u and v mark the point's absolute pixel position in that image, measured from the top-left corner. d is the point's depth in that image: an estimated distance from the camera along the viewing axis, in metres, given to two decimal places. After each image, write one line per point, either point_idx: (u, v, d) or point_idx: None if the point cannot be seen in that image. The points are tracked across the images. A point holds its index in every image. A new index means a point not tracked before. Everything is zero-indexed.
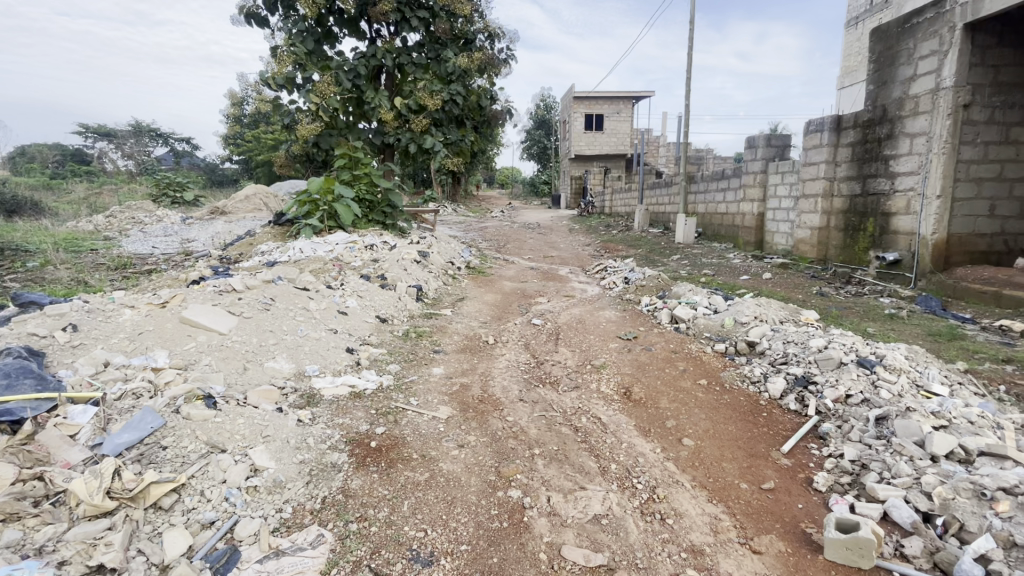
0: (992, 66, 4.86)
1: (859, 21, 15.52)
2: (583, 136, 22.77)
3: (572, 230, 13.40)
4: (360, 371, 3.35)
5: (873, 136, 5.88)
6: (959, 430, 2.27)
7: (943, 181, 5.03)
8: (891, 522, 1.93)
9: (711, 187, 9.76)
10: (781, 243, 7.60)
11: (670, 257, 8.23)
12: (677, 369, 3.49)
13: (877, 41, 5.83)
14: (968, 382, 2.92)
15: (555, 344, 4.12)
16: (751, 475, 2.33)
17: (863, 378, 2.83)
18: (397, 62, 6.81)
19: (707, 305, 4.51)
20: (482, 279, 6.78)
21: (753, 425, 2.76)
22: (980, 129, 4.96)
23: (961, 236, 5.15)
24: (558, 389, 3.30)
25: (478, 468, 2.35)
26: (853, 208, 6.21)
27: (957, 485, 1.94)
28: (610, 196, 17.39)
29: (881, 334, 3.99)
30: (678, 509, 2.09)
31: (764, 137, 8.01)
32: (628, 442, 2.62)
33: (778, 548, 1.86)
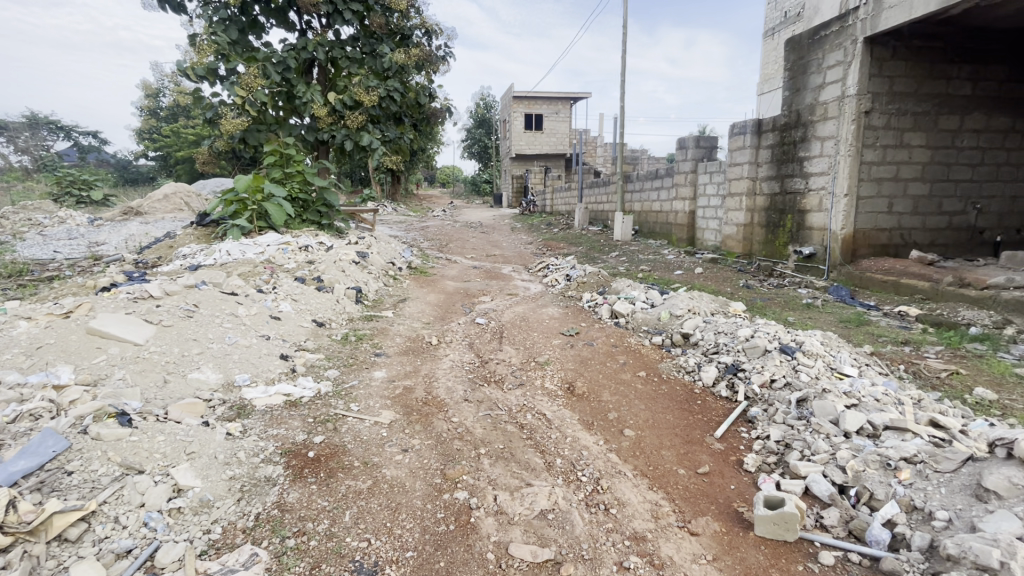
0: (889, 76, 5.37)
1: (775, 33, 16.68)
2: (523, 135, 22.97)
3: (514, 229, 13.48)
4: (296, 379, 3.19)
5: (789, 139, 6.33)
6: (867, 407, 2.49)
7: (849, 181, 5.52)
8: (812, 496, 2.08)
9: (645, 187, 10.15)
10: (711, 240, 8.03)
11: (609, 254, 8.46)
12: (617, 362, 3.60)
13: (790, 51, 6.28)
14: (874, 363, 3.22)
15: (499, 343, 4.12)
16: (687, 461, 2.44)
17: (785, 363, 3.04)
18: (330, 55, 6.55)
19: (644, 299, 4.69)
20: (424, 279, 6.67)
21: (689, 413, 2.89)
22: (879, 133, 5.46)
23: (866, 230, 5.65)
24: (503, 387, 3.30)
25: (423, 472, 2.30)
26: (774, 206, 6.67)
27: (866, 458, 2.12)
28: (551, 196, 17.66)
29: (800, 322, 4.32)
30: (621, 498, 2.15)
31: (693, 139, 8.42)
32: (573, 437, 2.66)
33: (713, 528, 1.96)
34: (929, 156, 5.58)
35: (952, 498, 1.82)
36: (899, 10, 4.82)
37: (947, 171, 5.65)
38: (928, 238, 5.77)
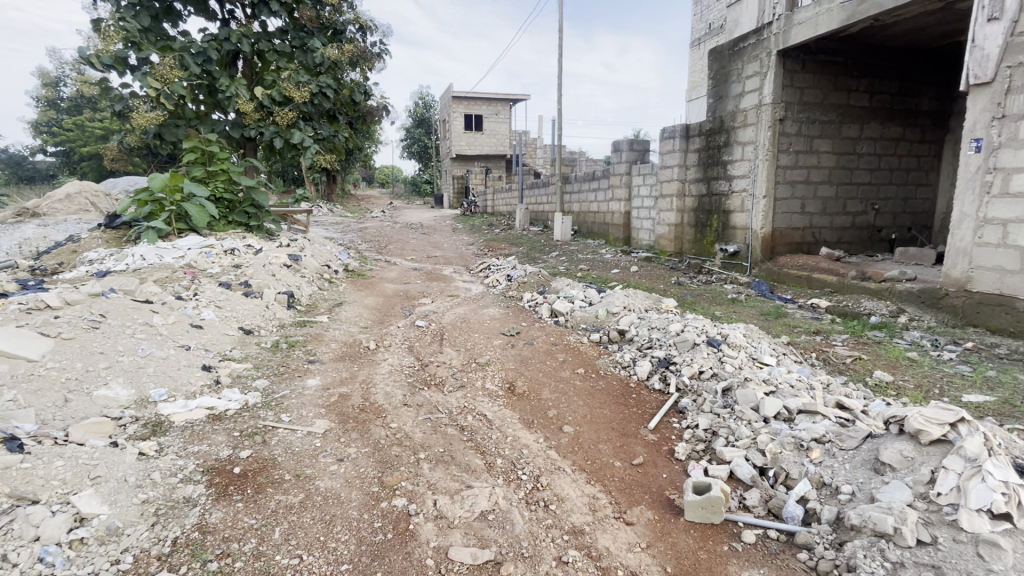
0: (800, 87, 5.81)
1: (701, 43, 17.56)
2: (463, 136, 22.86)
3: (456, 230, 13.38)
4: (221, 391, 2.99)
5: (714, 144, 6.71)
6: (784, 393, 2.68)
7: (766, 184, 5.93)
8: (736, 479, 2.21)
9: (583, 188, 10.40)
10: (645, 239, 8.36)
11: (549, 255, 8.60)
12: (556, 361, 3.66)
13: (713, 60, 6.66)
14: (790, 352, 3.48)
15: (440, 345, 4.07)
16: (623, 453, 2.52)
17: (712, 355, 3.21)
18: (256, 48, 6.20)
19: (582, 298, 4.80)
20: (362, 282, 6.48)
21: (625, 406, 2.99)
22: (792, 140, 5.90)
23: (782, 230, 6.10)
24: (443, 389, 3.27)
25: (359, 481, 2.22)
26: (701, 206, 7.05)
27: (783, 440, 2.27)
28: (492, 197, 17.69)
29: (725, 316, 4.59)
30: (560, 494, 2.19)
31: (627, 142, 8.73)
32: (513, 436, 2.68)
33: (647, 517, 2.04)
34: (835, 161, 6.10)
35: (855, 473, 2.00)
36: (807, 26, 5.31)
37: (849, 175, 6.20)
38: (835, 236, 6.31)
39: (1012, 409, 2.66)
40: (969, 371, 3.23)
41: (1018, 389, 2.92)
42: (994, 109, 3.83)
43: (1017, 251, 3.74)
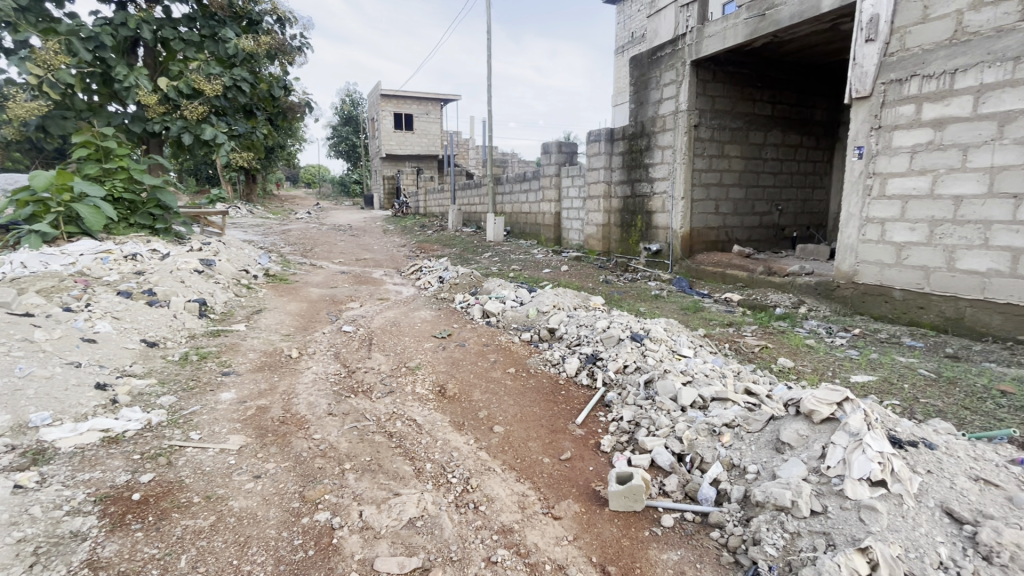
0: (712, 95, 6.21)
1: (625, 51, 18.29)
2: (393, 135, 22.34)
3: (387, 231, 13.06)
4: (119, 411, 2.72)
5: (636, 147, 7.02)
6: (699, 382, 2.85)
7: (684, 186, 6.29)
8: (656, 467, 2.32)
9: (515, 188, 10.51)
10: (575, 239, 8.60)
11: (482, 255, 8.60)
12: (488, 361, 3.67)
13: (634, 68, 6.97)
14: (705, 344, 3.72)
15: (368, 351, 3.94)
16: (552, 449, 2.57)
17: (635, 349, 3.36)
18: (159, 35, 5.70)
19: (513, 298, 4.85)
20: (285, 287, 6.15)
21: (555, 403, 3.06)
22: (706, 145, 6.29)
23: (700, 229, 6.50)
24: (371, 396, 3.17)
25: (278, 498, 2.11)
26: (626, 207, 7.35)
27: (698, 426, 2.42)
28: (424, 197, 17.46)
29: (649, 312, 4.83)
30: (489, 495, 2.20)
31: (556, 144, 8.92)
32: (443, 439, 2.65)
33: (574, 510, 2.10)
34: (743, 165, 6.59)
35: (760, 453, 2.16)
36: (716, 39, 5.70)
37: (756, 178, 6.73)
38: (746, 235, 6.82)
39: (890, 386, 3.01)
40: (856, 355, 3.61)
41: (895, 369, 3.30)
42: (872, 120, 4.30)
43: (893, 247, 4.23)
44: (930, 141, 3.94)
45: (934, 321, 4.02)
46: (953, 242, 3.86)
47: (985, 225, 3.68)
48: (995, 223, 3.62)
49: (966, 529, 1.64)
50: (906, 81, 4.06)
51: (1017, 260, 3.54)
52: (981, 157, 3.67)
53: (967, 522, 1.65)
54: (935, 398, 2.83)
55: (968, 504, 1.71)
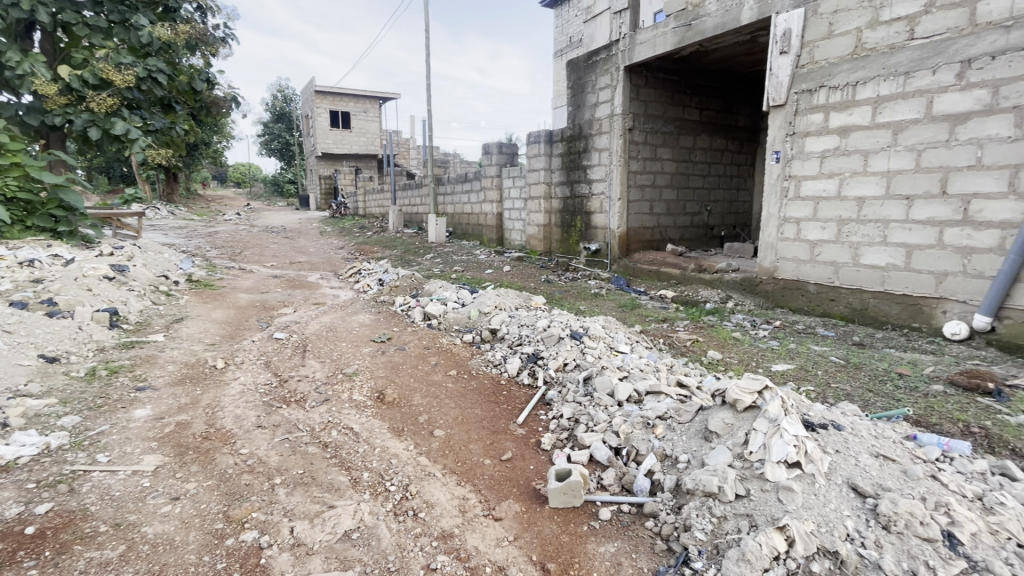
0: (645, 100, 6.45)
1: (563, 54, 18.63)
2: (329, 133, 21.56)
3: (323, 233, 12.58)
4: (10, 436, 2.43)
5: (575, 149, 7.16)
6: (635, 376, 2.95)
7: (620, 187, 6.50)
8: (595, 462, 2.38)
9: (456, 189, 10.45)
10: (517, 239, 8.67)
11: (423, 257, 8.48)
12: (429, 364, 3.61)
13: (570, 71, 7.12)
14: (641, 340, 3.86)
15: (302, 358, 3.77)
16: (493, 449, 2.57)
17: (575, 347, 3.43)
18: (59, 19, 5.20)
19: (455, 300, 4.81)
20: (210, 293, 5.77)
21: (496, 404, 3.06)
22: (640, 147, 6.52)
23: (636, 229, 6.73)
24: (304, 406, 3.03)
25: (198, 520, 1.96)
26: (566, 208, 7.49)
27: (634, 420, 2.50)
28: (364, 198, 17.00)
29: (588, 310, 4.95)
30: (429, 500, 2.15)
31: (496, 145, 8.93)
32: (382, 446, 2.58)
33: (514, 510, 2.10)
34: (675, 168, 6.89)
35: (690, 442, 2.26)
36: (647, 46, 5.93)
37: (687, 180, 7.06)
38: (678, 234, 7.14)
39: (805, 373, 3.26)
40: (776, 345, 3.87)
41: (810, 357, 3.57)
42: (787, 127, 4.63)
43: (808, 245, 4.58)
44: (837, 146, 4.29)
45: (844, 312, 4.38)
46: (858, 240, 4.23)
47: (884, 224, 4.05)
48: (892, 222, 3.99)
49: (868, 502, 1.79)
50: (816, 92, 4.40)
51: (910, 256, 3.92)
52: (879, 162, 4.03)
53: (869, 495, 1.81)
54: (844, 382, 3.09)
55: (870, 478, 1.88)
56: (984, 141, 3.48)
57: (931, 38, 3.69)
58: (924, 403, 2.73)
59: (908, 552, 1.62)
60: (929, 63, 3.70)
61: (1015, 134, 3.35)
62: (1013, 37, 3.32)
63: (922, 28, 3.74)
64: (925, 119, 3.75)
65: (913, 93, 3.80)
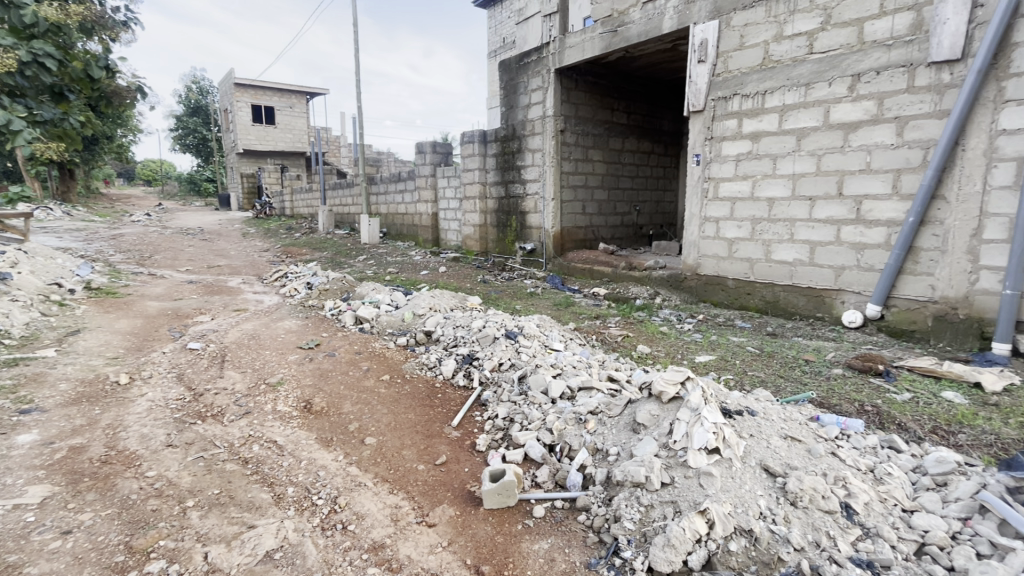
0: (575, 103, 6.60)
1: (497, 55, 18.70)
2: (252, 129, 20.33)
3: (246, 235, 11.84)
4: None
5: (509, 149, 7.20)
6: (567, 373, 3.00)
7: (553, 187, 6.61)
8: (529, 461, 2.40)
9: (389, 189, 10.20)
10: (453, 240, 8.59)
11: (355, 258, 8.20)
12: (360, 370, 3.48)
13: (503, 72, 7.14)
14: (575, 337, 3.94)
15: (220, 369, 3.51)
16: (427, 454, 2.51)
17: (509, 347, 3.44)
18: None
19: (388, 302, 4.68)
20: (113, 302, 5.24)
21: (430, 408, 3.00)
22: (571, 149, 6.67)
23: (570, 229, 6.87)
24: (222, 420, 2.82)
25: (93, 555, 1.77)
26: (501, 208, 7.51)
27: (566, 417, 2.54)
28: (291, 198, 16.17)
29: (523, 309, 4.99)
30: (359, 512, 2.07)
31: (430, 144, 8.78)
32: (308, 459, 2.45)
33: (448, 515, 2.07)
34: (605, 169, 7.11)
35: (619, 435, 2.33)
36: (576, 50, 6.07)
37: (617, 182, 7.31)
38: (610, 233, 7.37)
39: (725, 363, 3.47)
40: (699, 338, 4.09)
41: (729, 348, 3.81)
42: (706, 131, 4.90)
43: (726, 243, 4.88)
44: (749, 150, 4.60)
45: (758, 304, 4.71)
46: (769, 237, 4.55)
47: (791, 223, 4.39)
48: (798, 221, 4.34)
49: (778, 481, 1.93)
50: (730, 99, 4.70)
51: (814, 252, 4.27)
52: (786, 166, 4.36)
53: (779, 474, 1.95)
54: (758, 370, 3.33)
55: (780, 459, 2.02)
56: (873, 147, 3.86)
57: (828, 53, 4.04)
58: (827, 386, 2.99)
59: (813, 525, 1.76)
60: (826, 75, 4.05)
61: (897, 142, 3.74)
62: (894, 54, 3.70)
63: (819, 44, 4.10)
64: (824, 127, 4.11)
65: (813, 102, 4.14)
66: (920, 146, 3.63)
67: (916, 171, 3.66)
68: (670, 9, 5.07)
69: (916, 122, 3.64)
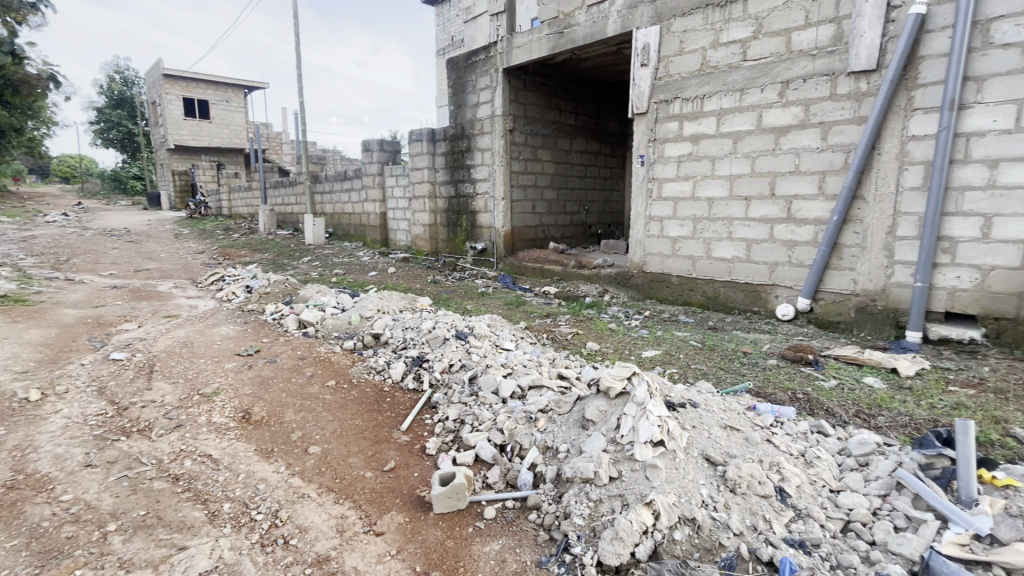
0: (523, 103, 6.63)
1: (445, 53, 18.57)
2: (184, 124, 19.13)
3: (178, 236, 11.12)
4: None
5: (458, 148, 7.14)
6: (518, 373, 3.00)
7: (503, 187, 6.62)
8: (480, 462, 2.38)
9: (335, 188, 9.88)
10: (402, 240, 8.43)
11: (299, 260, 7.88)
12: (304, 376, 3.34)
13: (451, 69, 7.07)
14: (526, 336, 3.96)
15: (148, 381, 3.27)
16: (374, 461, 2.44)
17: (460, 347, 3.40)
18: None
19: (334, 305, 4.53)
20: (23, 310, 4.77)
21: (378, 412, 2.92)
22: (521, 148, 6.70)
23: (521, 228, 6.90)
24: (150, 436, 2.62)
25: None
26: (451, 207, 7.44)
27: (517, 416, 2.55)
28: (229, 197, 15.35)
29: (475, 309, 4.96)
30: (303, 525, 1.98)
31: (377, 142, 8.56)
32: (246, 472, 2.32)
33: (397, 522, 2.02)
34: (554, 169, 7.20)
35: (569, 432, 2.35)
36: (524, 50, 6.10)
37: (565, 182, 7.41)
38: (560, 232, 7.47)
39: (670, 357, 3.59)
40: (646, 333, 4.22)
41: (674, 342, 3.94)
42: (649, 133, 5.05)
43: (669, 241, 5.05)
44: (690, 152, 4.78)
45: (701, 300, 4.91)
46: (709, 236, 4.75)
47: (729, 222, 4.60)
48: (735, 220, 4.55)
49: (718, 469, 2.01)
50: (671, 102, 4.86)
51: (750, 249, 4.50)
52: (724, 167, 4.57)
53: (719, 463, 2.03)
54: (700, 363, 3.46)
55: (720, 448, 2.11)
56: (801, 150, 4.10)
57: (760, 60, 4.26)
58: (762, 376, 3.16)
59: (750, 509, 1.84)
60: (759, 81, 4.27)
61: (822, 145, 4.00)
62: (818, 63, 3.95)
63: (753, 51, 4.31)
64: (757, 130, 4.33)
65: (747, 107, 4.36)
66: (842, 149, 3.90)
67: (838, 173, 3.93)
68: (614, 13, 5.19)
69: (839, 128, 3.90)
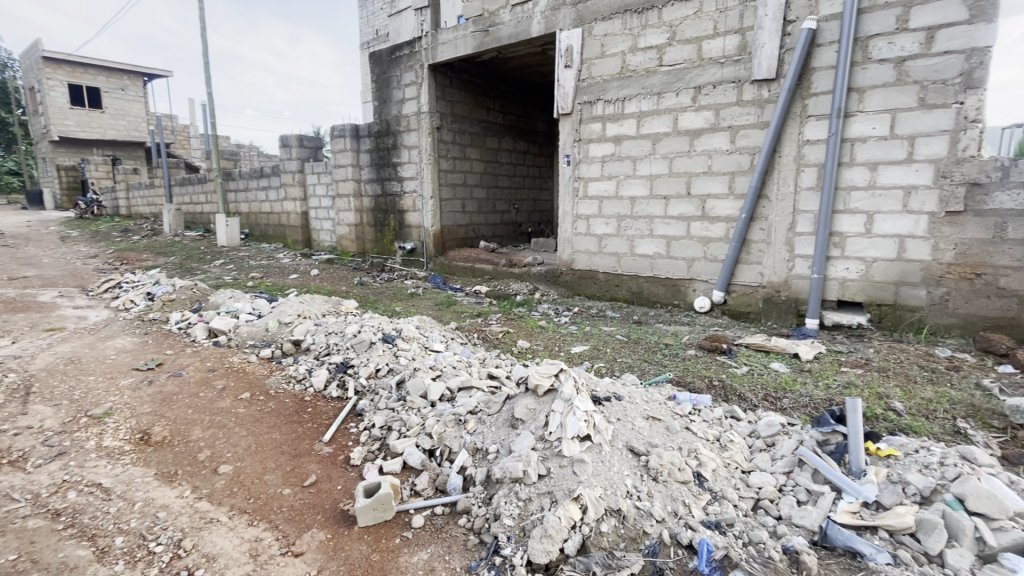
0: (450, 100, 6.55)
1: (368, 46, 18.02)
2: (70, 114, 17.12)
3: (65, 239, 9.93)
4: None
5: (383, 146, 6.92)
6: (447, 375, 2.95)
7: (431, 185, 6.50)
8: (408, 469, 2.30)
9: (250, 185, 9.25)
10: (326, 240, 8.05)
11: (210, 263, 7.30)
12: (213, 390, 3.08)
13: (374, 64, 6.83)
14: (456, 336, 3.90)
15: (23, 404, 2.87)
16: (293, 476, 2.29)
17: (387, 351, 3.28)
18: None
19: (249, 311, 4.22)
20: None
21: (298, 424, 2.74)
22: (449, 146, 6.61)
23: (450, 227, 6.81)
24: (24, 467, 2.29)
25: None
26: (377, 206, 7.19)
27: (446, 420, 2.49)
28: (127, 195, 13.93)
29: (403, 311, 4.83)
30: (210, 553, 1.82)
31: (296, 137, 8.10)
32: (145, 499, 2.10)
33: (318, 540, 1.90)
34: (483, 168, 7.17)
35: (499, 432, 2.33)
36: (449, 47, 6.02)
37: (494, 181, 7.42)
38: (490, 231, 7.46)
39: (597, 352, 3.68)
40: (575, 329, 4.30)
41: (601, 337, 4.05)
42: (574, 133, 5.16)
43: (596, 239, 5.19)
44: (613, 152, 4.93)
45: (626, 295, 5.08)
46: (633, 233, 4.93)
47: (650, 219, 4.80)
48: (656, 218, 4.76)
49: (641, 459, 2.08)
50: (594, 103, 5.00)
51: (670, 246, 4.72)
52: (645, 167, 4.76)
53: (642, 453, 2.10)
54: (626, 356, 3.58)
55: (643, 439, 2.18)
56: (712, 152, 4.36)
57: (674, 66, 4.48)
58: (682, 366, 3.32)
59: (671, 495, 1.92)
60: (674, 86, 4.49)
61: (731, 148, 4.27)
62: (726, 71, 4.22)
63: (668, 57, 4.51)
64: (673, 132, 4.55)
65: (664, 110, 4.57)
66: (748, 152, 4.18)
67: (746, 174, 4.22)
68: (537, 14, 5.25)
69: (745, 132, 4.19)
